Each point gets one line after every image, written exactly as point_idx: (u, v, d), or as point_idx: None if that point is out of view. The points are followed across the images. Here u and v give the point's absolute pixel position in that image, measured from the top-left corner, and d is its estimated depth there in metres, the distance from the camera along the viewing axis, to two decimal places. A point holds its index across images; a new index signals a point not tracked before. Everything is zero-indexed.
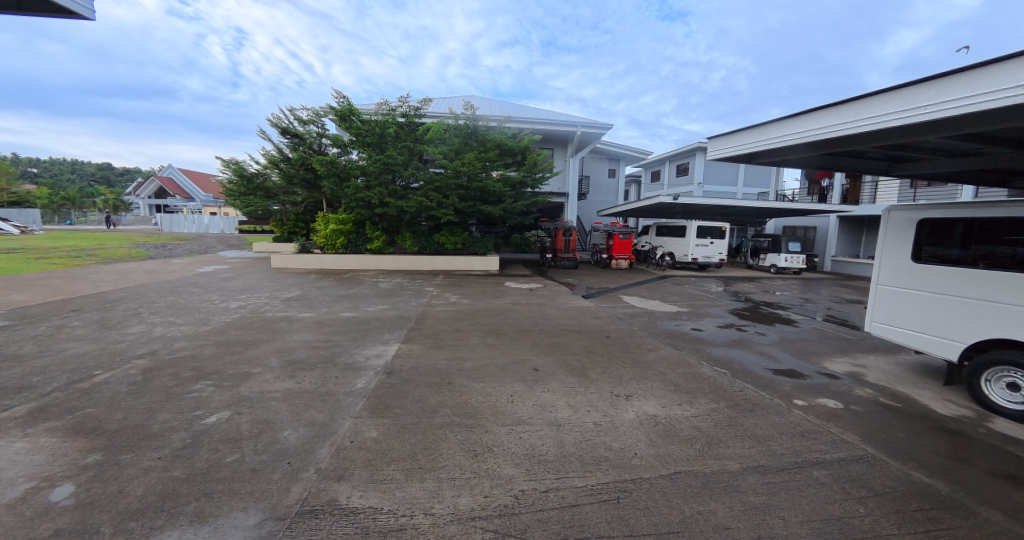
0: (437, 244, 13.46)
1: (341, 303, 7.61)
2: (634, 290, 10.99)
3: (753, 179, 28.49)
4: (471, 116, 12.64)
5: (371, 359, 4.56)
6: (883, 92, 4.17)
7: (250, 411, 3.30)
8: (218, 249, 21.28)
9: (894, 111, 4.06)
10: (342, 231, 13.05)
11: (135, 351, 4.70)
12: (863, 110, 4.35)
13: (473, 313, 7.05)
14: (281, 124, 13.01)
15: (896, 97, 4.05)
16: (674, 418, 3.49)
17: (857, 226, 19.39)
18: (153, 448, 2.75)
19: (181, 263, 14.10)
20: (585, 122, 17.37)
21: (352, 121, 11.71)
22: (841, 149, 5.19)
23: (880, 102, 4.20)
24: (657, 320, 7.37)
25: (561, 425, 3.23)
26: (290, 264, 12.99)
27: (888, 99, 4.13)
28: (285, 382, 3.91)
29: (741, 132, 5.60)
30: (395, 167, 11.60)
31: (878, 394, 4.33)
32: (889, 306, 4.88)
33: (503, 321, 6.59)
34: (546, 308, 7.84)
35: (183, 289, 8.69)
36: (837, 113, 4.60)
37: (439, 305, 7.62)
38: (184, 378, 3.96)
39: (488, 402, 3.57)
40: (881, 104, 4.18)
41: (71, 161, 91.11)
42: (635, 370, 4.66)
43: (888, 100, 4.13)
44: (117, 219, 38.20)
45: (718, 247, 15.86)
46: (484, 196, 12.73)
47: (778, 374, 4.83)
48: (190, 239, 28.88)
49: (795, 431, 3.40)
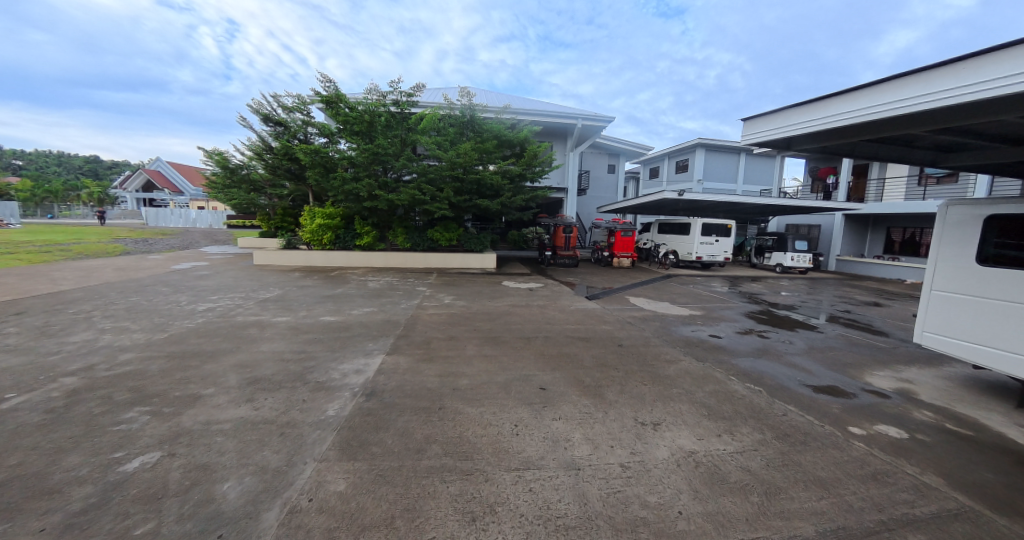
0: (430, 240, 12.71)
1: (322, 305, 6.86)
2: (640, 290, 10.34)
3: (753, 177, 28.15)
4: (468, 106, 11.95)
5: (348, 377, 3.85)
6: (988, 52, 3.31)
7: (186, 452, 2.60)
8: (201, 245, 20.34)
9: (987, 80, 3.30)
10: (329, 226, 12.21)
11: (67, 367, 3.94)
12: (958, 77, 3.50)
13: (469, 317, 6.37)
14: (263, 110, 12.03)
15: (1008, 57, 3.19)
16: (717, 456, 2.84)
17: (862, 224, 19.06)
18: (40, 514, 2.03)
19: (158, 259, 13.17)
20: (586, 114, 16.71)
21: (340, 108, 10.87)
22: (919, 126, 4.33)
23: (964, 70, 3.46)
24: (672, 325, 6.72)
25: (580, 470, 2.56)
26: (273, 260, 12.21)
27: (979, 65, 3.38)
28: (240, 408, 3.20)
29: (795, 109, 4.79)
30: (385, 157, 10.82)
31: (940, 418, 3.72)
32: (943, 315, 4.31)
33: (504, 327, 5.90)
34: (548, 312, 7.17)
35: (149, 288, 7.90)
36: (922, 81, 3.77)
37: (431, 308, 6.89)
38: (116, 404, 3.22)
39: (487, 437, 2.90)
40: (976, 69, 3.38)
41: (57, 153, 88.83)
42: (659, 388, 4.00)
43: (996, 61, 3.26)
44: (96, 214, 36.22)
45: (723, 245, 15.25)
46: (480, 189, 12.02)
47: (818, 392, 4.21)
48: (173, 234, 27.66)
49: (866, 473, 2.77)
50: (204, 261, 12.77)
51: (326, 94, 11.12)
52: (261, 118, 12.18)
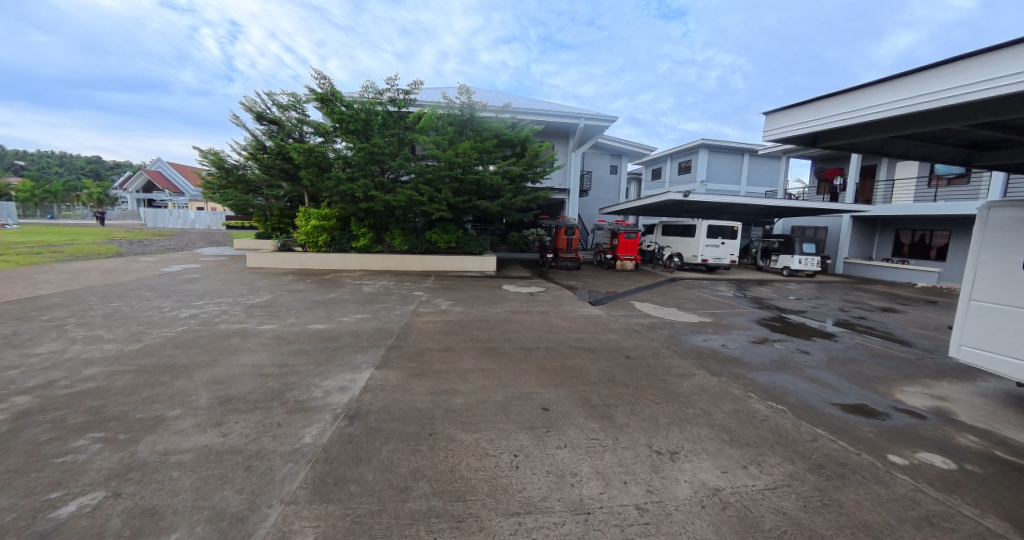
0: (428, 242, 12.37)
1: (312, 312, 6.51)
2: (644, 294, 9.98)
3: (756, 178, 27.82)
4: (467, 105, 11.60)
5: (331, 396, 3.50)
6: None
7: (134, 491, 2.24)
8: (196, 246, 20.01)
9: None
10: (324, 228, 11.87)
11: (23, 383, 3.58)
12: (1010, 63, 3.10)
13: (467, 325, 6.02)
14: (257, 109, 11.67)
15: None
16: (746, 495, 2.48)
17: (870, 226, 18.71)
18: None
19: (148, 261, 12.83)
20: (588, 113, 16.39)
21: (335, 106, 10.51)
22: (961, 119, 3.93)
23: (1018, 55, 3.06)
24: (681, 334, 6.36)
25: (590, 515, 2.20)
26: (267, 263, 11.87)
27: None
28: (206, 434, 2.84)
29: (821, 102, 4.43)
30: (381, 157, 10.49)
31: (986, 443, 3.35)
32: (983, 327, 3.95)
33: (503, 336, 5.54)
34: (550, 318, 6.81)
35: (133, 293, 7.55)
36: (967, 69, 3.37)
37: (427, 315, 6.53)
38: (66, 428, 2.86)
39: (483, 471, 2.54)
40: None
41: (59, 154, 88.92)
42: (672, 409, 3.64)
43: None
44: (95, 216, 36.02)
45: (729, 247, 14.88)
46: (480, 190, 11.67)
47: (847, 411, 3.85)
48: (169, 235, 27.31)
49: (921, 515, 2.40)
50: (196, 263, 12.43)
51: (320, 91, 10.77)
52: (254, 116, 11.82)
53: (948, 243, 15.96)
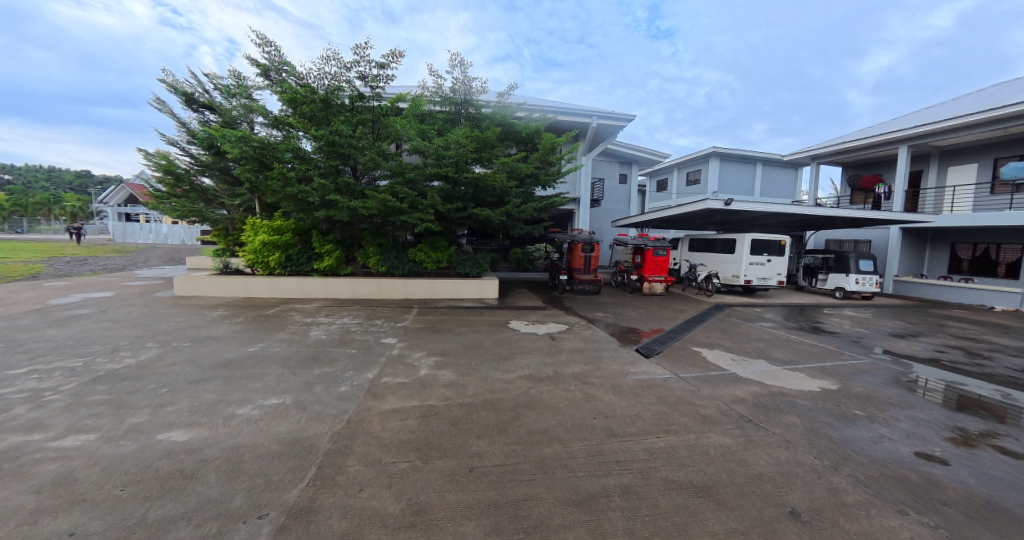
0: (413, 262, 9.80)
1: (194, 393, 3.77)
2: (702, 333, 7.39)
3: (772, 189, 25.89)
4: (462, 87, 9.10)
5: None
6: None
7: None
8: (145, 266, 17.06)
9: None
10: (276, 244, 9.21)
11: None
12: None
13: (463, 422, 3.36)
14: (186, 91, 8.99)
15: None
16: None
17: (919, 239, 16.50)
18: None
19: (52, 287, 9.96)
20: (602, 111, 14.24)
21: (287, 84, 7.92)
22: None
23: None
24: (826, 428, 3.73)
25: None
26: (201, 290, 9.13)
27: None
28: None
29: None
30: (348, 150, 7.98)
31: None
32: None
33: (529, 457, 2.87)
34: (598, 395, 4.17)
35: None
36: None
37: (393, 395, 3.85)
38: None
39: None
40: None
41: (44, 168, 86.15)
42: None
43: None
44: (64, 231, 33.11)
45: (776, 265, 12.39)
46: (478, 194, 9.14)
47: None
48: (127, 251, 24.25)
49: None
50: (108, 290, 9.58)
51: (267, 66, 8.16)
52: (185, 102, 9.17)
53: (1020, 258, 13.85)
